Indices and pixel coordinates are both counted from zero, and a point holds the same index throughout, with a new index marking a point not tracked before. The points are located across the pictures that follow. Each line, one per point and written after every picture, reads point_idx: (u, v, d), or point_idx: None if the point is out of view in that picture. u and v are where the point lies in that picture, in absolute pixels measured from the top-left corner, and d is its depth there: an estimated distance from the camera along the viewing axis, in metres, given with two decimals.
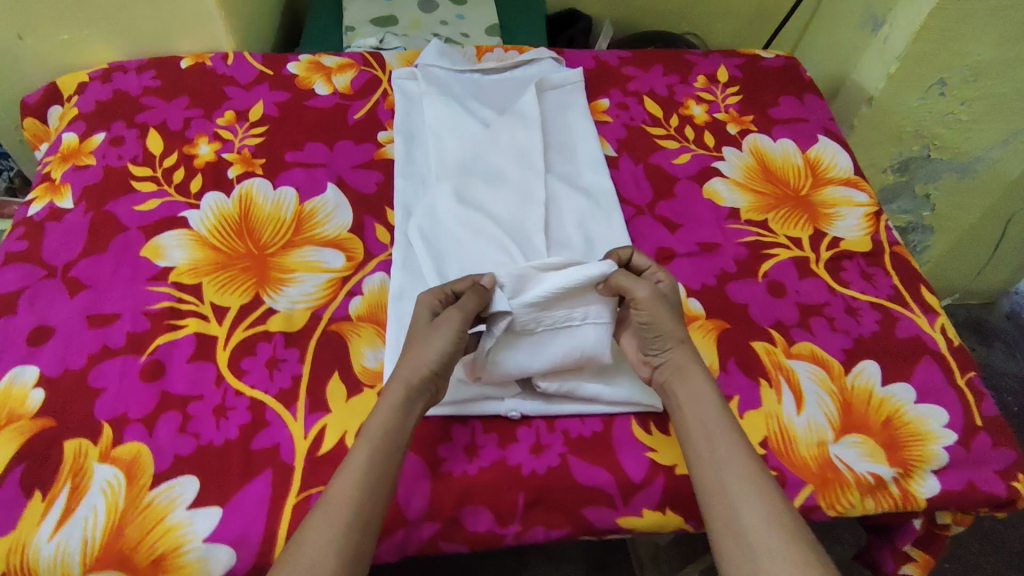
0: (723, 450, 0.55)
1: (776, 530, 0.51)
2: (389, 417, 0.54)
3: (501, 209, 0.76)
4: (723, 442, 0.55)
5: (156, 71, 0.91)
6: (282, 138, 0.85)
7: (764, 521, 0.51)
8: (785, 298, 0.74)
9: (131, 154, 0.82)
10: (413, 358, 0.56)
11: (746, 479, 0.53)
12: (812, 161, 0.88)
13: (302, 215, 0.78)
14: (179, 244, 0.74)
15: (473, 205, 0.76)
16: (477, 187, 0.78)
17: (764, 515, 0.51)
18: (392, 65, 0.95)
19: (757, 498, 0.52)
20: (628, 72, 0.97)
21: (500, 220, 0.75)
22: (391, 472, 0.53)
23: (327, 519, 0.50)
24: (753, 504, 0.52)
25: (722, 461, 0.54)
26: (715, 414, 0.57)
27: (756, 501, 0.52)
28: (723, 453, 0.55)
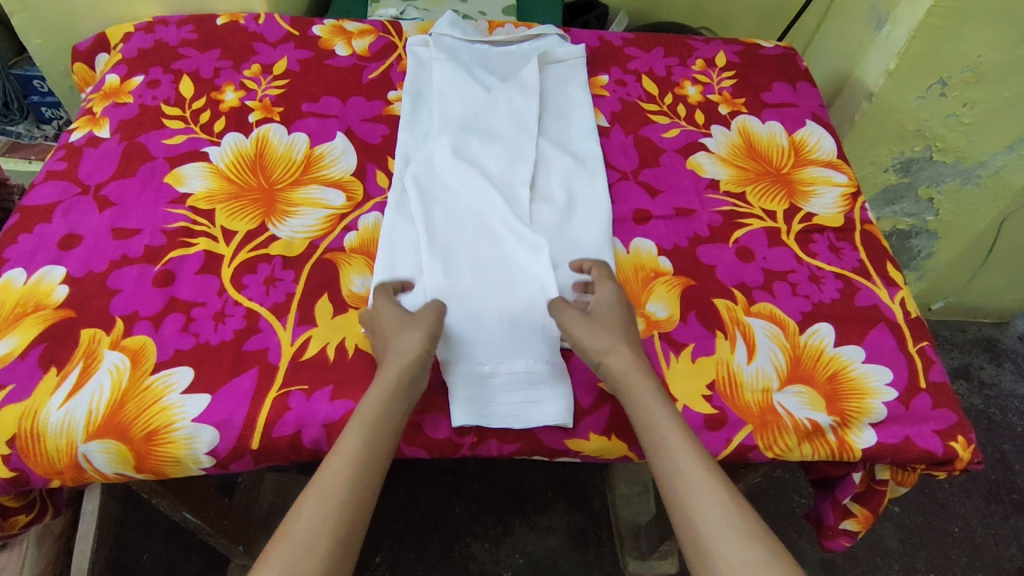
0: (677, 454, 0.56)
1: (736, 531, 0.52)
2: (380, 401, 0.58)
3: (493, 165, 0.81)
4: (675, 445, 0.56)
5: (194, 26, 0.99)
6: (301, 91, 0.92)
7: (727, 525, 0.52)
8: (752, 263, 0.79)
9: (164, 96, 0.90)
10: (401, 352, 0.60)
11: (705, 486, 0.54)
12: (797, 143, 0.93)
13: (311, 158, 0.85)
14: (199, 175, 0.81)
15: (467, 160, 0.81)
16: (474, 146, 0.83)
17: (727, 517, 0.53)
18: (408, 33, 1.02)
19: (709, 501, 0.53)
20: (630, 52, 1.03)
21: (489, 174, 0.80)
22: (384, 449, 0.57)
23: (319, 499, 0.53)
24: (720, 511, 0.53)
25: (683, 468, 0.55)
26: (664, 414, 0.58)
27: (716, 503, 0.53)
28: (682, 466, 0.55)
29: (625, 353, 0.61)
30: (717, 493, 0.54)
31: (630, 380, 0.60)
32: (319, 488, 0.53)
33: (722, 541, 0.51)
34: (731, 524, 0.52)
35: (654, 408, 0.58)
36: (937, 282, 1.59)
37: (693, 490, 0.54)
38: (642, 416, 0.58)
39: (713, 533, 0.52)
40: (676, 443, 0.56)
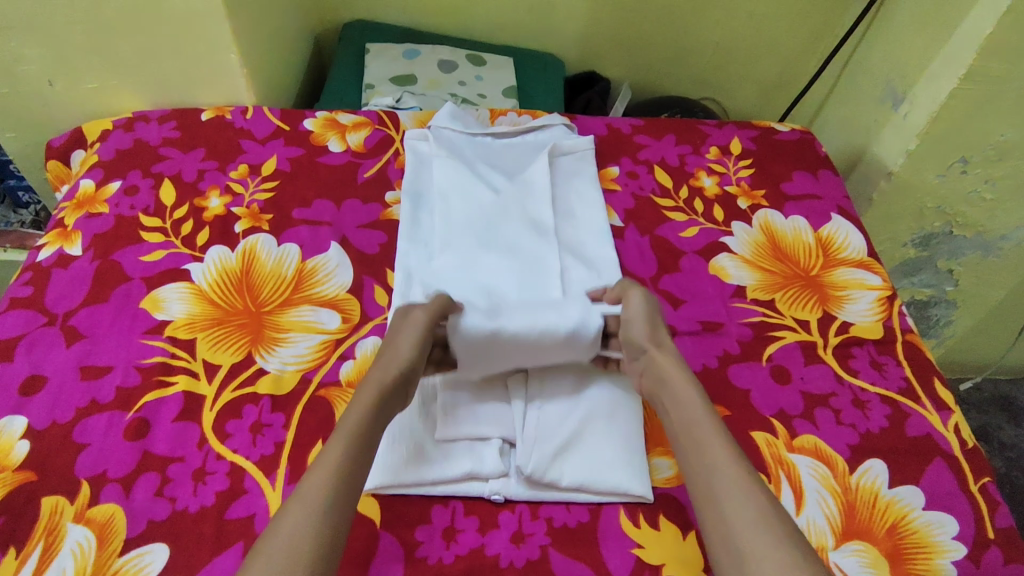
0: (716, 450, 0.54)
1: (764, 531, 0.48)
2: (372, 395, 0.56)
3: (520, 290, 0.74)
4: (715, 442, 0.55)
5: (177, 122, 0.93)
6: (292, 193, 0.86)
7: (765, 521, 0.49)
8: (789, 385, 0.72)
9: (143, 204, 0.83)
10: (396, 353, 0.61)
11: (737, 482, 0.51)
12: (824, 240, 0.87)
13: (302, 273, 0.78)
14: (179, 297, 0.74)
15: (489, 282, 0.75)
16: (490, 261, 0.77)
17: (764, 511, 0.49)
18: (405, 125, 0.97)
19: (745, 497, 0.50)
20: (640, 140, 0.98)
21: (510, 296, 0.73)
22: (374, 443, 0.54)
23: (317, 478, 0.49)
24: (759, 504, 0.50)
25: (719, 457, 0.54)
26: (705, 412, 0.57)
27: (753, 499, 0.50)
28: (711, 460, 0.54)
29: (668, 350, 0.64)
30: (754, 491, 0.51)
31: (674, 378, 0.61)
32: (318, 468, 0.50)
33: (755, 536, 0.48)
34: (768, 520, 0.49)
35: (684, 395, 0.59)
36: (954, 349, 1.52)
37: (728, 485, 0.52)
38: (684, 415, 0.58)
39: (748, 526, 0.49)
40: (712, 439, 0.55)
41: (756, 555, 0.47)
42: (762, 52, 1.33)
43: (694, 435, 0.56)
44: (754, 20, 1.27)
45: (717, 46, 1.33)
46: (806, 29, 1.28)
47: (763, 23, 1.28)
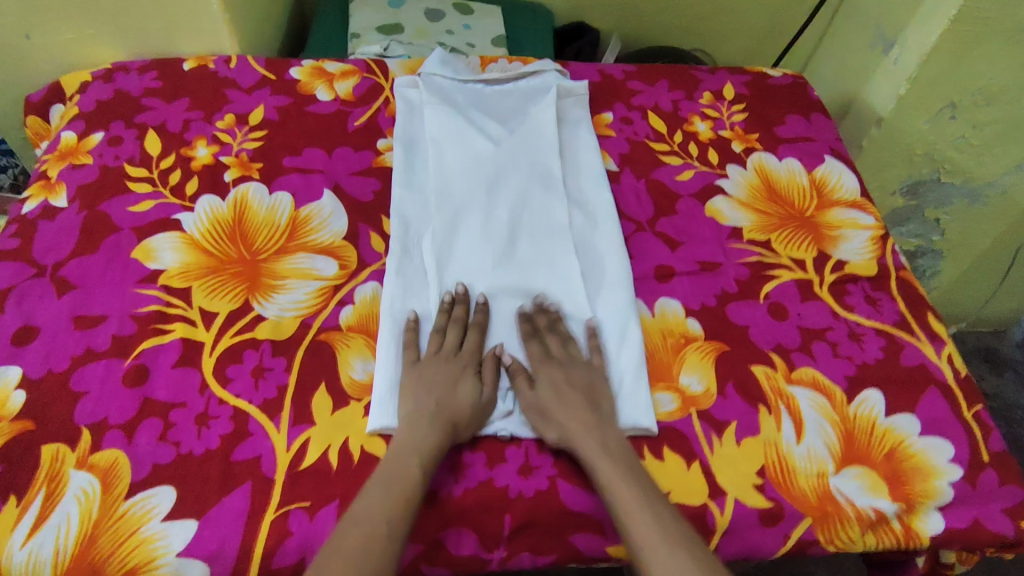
0: (618, 491, 0.54)
1: (649, 530, 0.52)
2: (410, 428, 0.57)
3: (524, 237, 0.75)
4: (588, 454, 0.57)
5: (158, 72, 0.90)
6: (281, 143, 0.84)
7: (648, 520, 0.53)
8: (786, 321, 0.73)
9: (128, 155, 0.81)
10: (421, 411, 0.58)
11: (619, 488, 0.55)
12: (818, 182, 0.87)
13: (296, 221, 0.77)
14: (171, 247, 0.73)
15: (495, 227, 0.75)
16: (495, 210, 0.77)
17: (666, 554, 0.51)
18: (395, 73, 0.95)
19: (629, 499, 0.54)
20: (633, 86, 0.97)
21: (517, 245, 0.74)
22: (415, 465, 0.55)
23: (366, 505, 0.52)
24: (653, 548, 0.51)
25: (617, 499, 0.54)
26: (599, 448, 0.57)
27: (649, 518, 0.53)
28: (600, 475, 0.56)
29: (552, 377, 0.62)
30: (627, 489, 0.54)
31: (573, 434, 0.58)
32: (382, 484, 0.54)
33: (641, 533, 0.52)
34: (652, 520, 0.53)
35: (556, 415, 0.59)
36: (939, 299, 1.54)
37: (635, 534, 0.52)
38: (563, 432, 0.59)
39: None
40: (616, 483, 0.55)
41: (648, 553, 0.51)
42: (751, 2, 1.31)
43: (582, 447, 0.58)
44: None
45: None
46: None
47: None
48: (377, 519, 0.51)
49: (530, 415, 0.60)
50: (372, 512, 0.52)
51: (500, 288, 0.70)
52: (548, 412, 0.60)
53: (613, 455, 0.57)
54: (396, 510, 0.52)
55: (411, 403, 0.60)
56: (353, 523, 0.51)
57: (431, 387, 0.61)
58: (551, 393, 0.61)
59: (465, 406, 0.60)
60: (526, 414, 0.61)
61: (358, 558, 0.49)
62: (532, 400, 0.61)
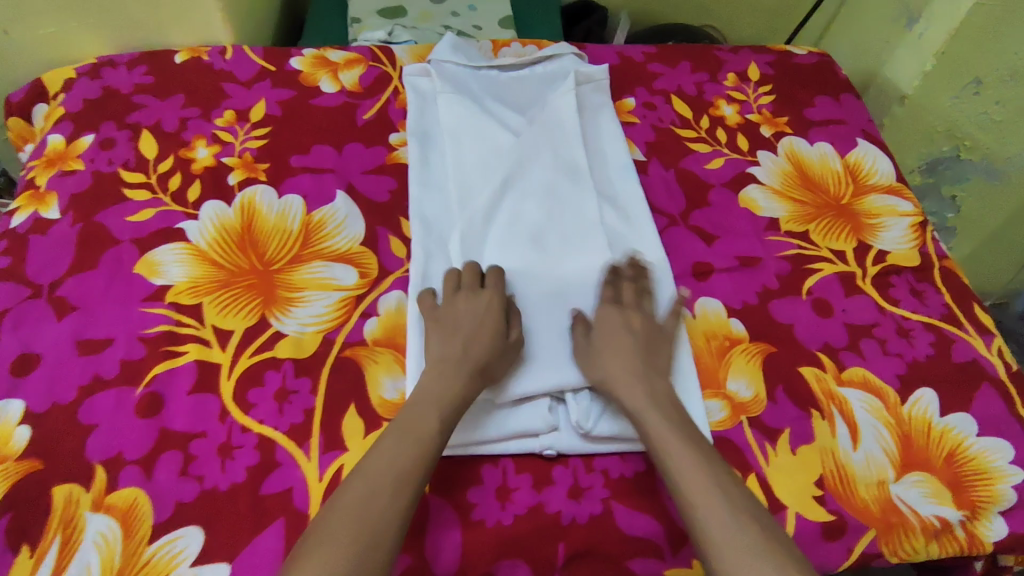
0: (672, 449, 0.52)
1: (724, 509, 0.49)
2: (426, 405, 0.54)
3: (554, 234, 0.71)
4: (652, 420, 0.54)
5: (148, 66, 0.84)
6: (287, 140, 0.79)
7: (716, 499, 0.49)
8: (832, 318, 0.69)
9: (122, 159, 0.75)
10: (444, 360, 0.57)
11: (688, 465, 0.51)
12: (851, 167, 0.84)
13: (309, 226, 0.72)
14: (176, 259, 0.68)
15: (521, 224, 0.71)
16: (524, 204, 0.73)
17: (727, 521, 0.48)
18: (403, 61, 0.89)
19: (697, 470, 0.51)
20: (654, 69, 0.92)
21: (548, 242, 0.70)
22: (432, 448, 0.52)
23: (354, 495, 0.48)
24: (710, 506, 0.49)
25: (669, 456, 0.52)
26: (648, 401, 0.55)
27: (720, 503, 0.49)
28: (660, 443, 0.53)
29: (602, 352, 0.59)
30: (701, 470, 0.51)
31: (619, 382, 0.57)
32: (398, 435, 0.52)
33: (717, 516, 0.48)
34: (727, 498, 0.49)
35: (621, 384, 0.57)
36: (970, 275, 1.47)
37: (698, 511, 0.49)
38: (630, 398, 0.56)
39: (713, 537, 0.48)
40: (666, 438, 0.53)
41: (725, 541, 0.47)
42: None
43: (650, 406, 0.55)
44: None
45: None
46: None
47: None
48: (388, 473, 0.50)
49: (580, 359, 0.60)
50: (385, 461, 0.50)
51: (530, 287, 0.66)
52: (603, 359, 0.58)
53: (674, 423, 0.54)
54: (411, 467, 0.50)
55: (435, 348, 0.58)
56: (359, 475, 0.50)
57: (457, 331, 0.59)
58: (603, 338, 0.60)
59: (487, 343, 0.58)
60: (577, 358, 0.60)
61: (359, 509, 0.47)
62: (585, 343, 0.60)
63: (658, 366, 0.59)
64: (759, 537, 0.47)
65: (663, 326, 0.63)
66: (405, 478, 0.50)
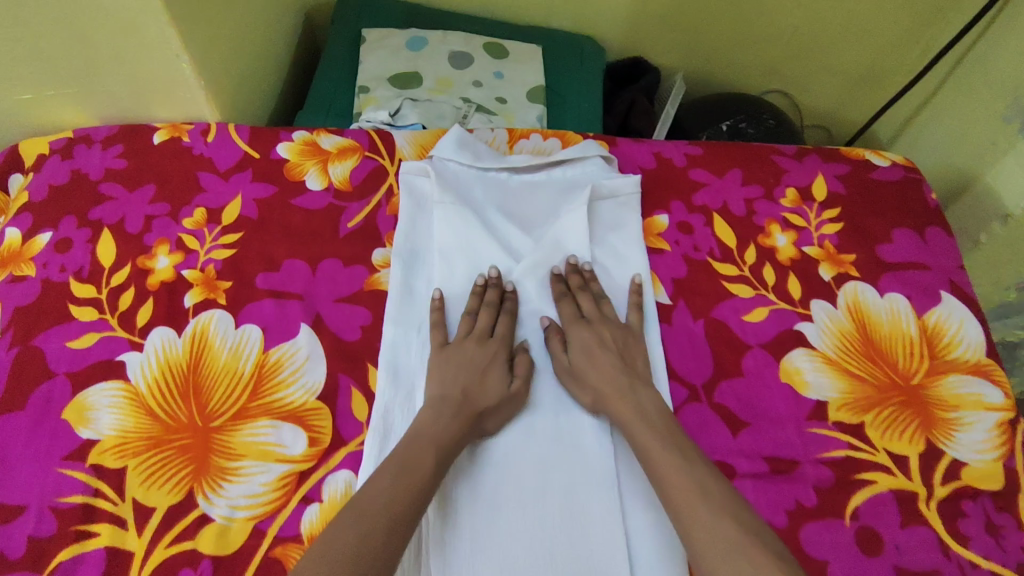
0: (652, 454, 0.53)
1: (704, 510, 0.48)
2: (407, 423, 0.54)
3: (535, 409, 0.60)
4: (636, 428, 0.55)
5: (123, 147, 0.76)
6: (257, 252, 0.69)
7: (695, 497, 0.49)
8: (879, 558, 0.55)
9: (76, 265, 0.68)
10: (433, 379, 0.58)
11: (667, 461, 0.52)
12: (928, 332, 0.68)
13: (263, 369, 0.62)
14: (110, 404, 0.60)
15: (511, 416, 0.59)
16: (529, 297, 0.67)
17: (709, 521, 0.48)
18: (403, 153, 0.78)
19: (680, 469, 0.51)
20: (696, 177, 0.77)
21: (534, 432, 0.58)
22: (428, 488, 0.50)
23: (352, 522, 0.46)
24: (693, 509, 0.49)
25: (653, 462, 0.53)
26: (635, 416, 0.56)
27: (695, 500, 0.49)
28: (641, 440, 0.54)
29: (600, 355, 0.61)
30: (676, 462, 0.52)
31: (607, 392, 0.58)
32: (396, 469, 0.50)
33: (699, 516, 0.48)
34: (706, 495, 0.49)
35: (605, 386, 0.58)
36: None
37: (678, 504, 0.49)
38: (610, 395, 0.58)
39: (701, 545, 0.47)
40: (649, 445, 0.54)
41: (712, 548, 0.46)
42: (850, 41, 1.05)
43: (637, 405, 0.57)
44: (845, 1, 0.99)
45: (795, 32, 1.05)
46: (910, 14, 0.99)
47: (859, 6, 0.99)
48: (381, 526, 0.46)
49: (563, 379, 0.61)
50: (377, 498, 0.47)
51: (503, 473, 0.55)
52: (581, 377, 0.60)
53: (651, 421, 0.55)
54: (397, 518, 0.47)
55: (435, 385, 0.58)
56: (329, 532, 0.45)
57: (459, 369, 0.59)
58: (583, 356, 0.61)
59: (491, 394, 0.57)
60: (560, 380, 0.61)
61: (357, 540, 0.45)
62: (565, 363, 0.61)
63: (640, 372, 0.60)
64: (743, 538, 0.46)
65: (626, 322, 0.65)
66: (403, 525, 0.47)
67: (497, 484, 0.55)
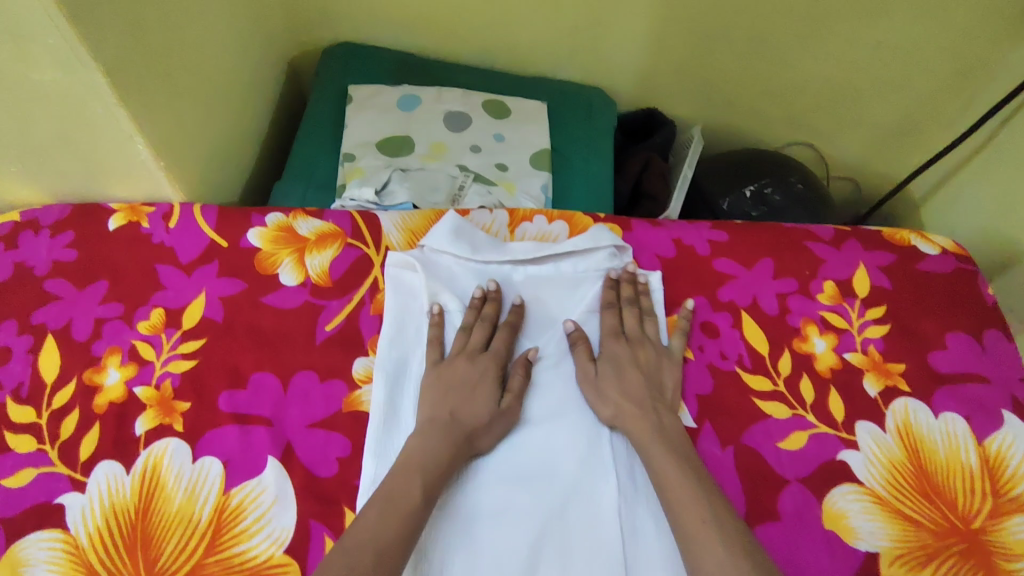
0: (669, 488, 0.51)
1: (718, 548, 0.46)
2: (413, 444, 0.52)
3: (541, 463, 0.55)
4: (652, 449, 0.53)
5: (75, 235, 0.68)
6: (221, 363, 0.61)
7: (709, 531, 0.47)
8: None
9: (13, 381, 0.59)
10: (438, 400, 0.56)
11: (681, 484, 0.50)
12: (990, 461, 0.59)
13: (223, 515, 0.53)
14: (44, 563, 0.51)
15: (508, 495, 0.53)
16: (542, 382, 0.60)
17: (721, 559, 0.45)
18: (390, 241, 0.69)
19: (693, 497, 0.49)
20: (721, 269, 0.69)
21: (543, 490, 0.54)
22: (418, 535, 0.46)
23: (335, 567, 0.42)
24: (710, 544, 0.46)
25: (669, 485, 0.51)
26: (655, 437, 0.54)
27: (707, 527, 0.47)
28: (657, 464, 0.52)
29: (628, 371, 0.59)
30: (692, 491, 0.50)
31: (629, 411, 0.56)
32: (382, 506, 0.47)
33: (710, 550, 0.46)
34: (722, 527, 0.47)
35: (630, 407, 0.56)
36: None
37: (690, 533, 0.47)
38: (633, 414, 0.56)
39: None
40: (668, 471, 0.52)
41: None
42: (885, 93, 0.96)
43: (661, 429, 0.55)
44: (881, 53, 0.90)
45: (825, 82, 0.96)
46: (953, 68, 0.90)
47: (896, 59, 0.90)
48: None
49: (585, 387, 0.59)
50: (374, 531, 0.45)
51: (498, 511, 0.52)
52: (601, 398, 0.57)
53: (671, 444, 0.54)
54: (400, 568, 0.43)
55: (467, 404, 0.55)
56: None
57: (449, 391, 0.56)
58: (611, 369, 0.59)
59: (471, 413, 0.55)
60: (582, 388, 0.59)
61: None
62: (591, 373, 0.59)
63: (670, 398, 0.59)
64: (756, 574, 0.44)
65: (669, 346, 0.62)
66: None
67: (485, 520, 0.52)
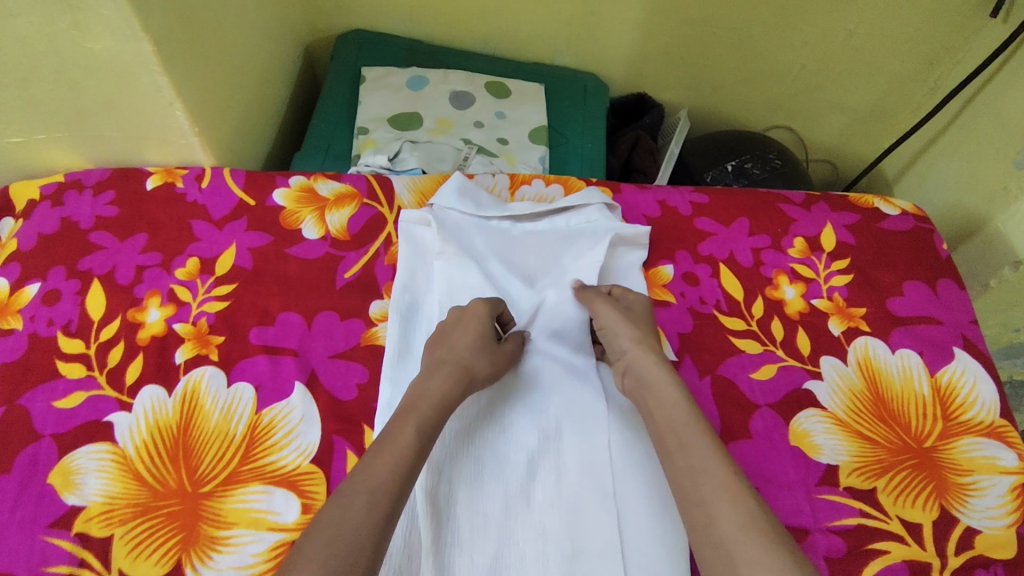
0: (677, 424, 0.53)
1: (726, 499, 0.47)
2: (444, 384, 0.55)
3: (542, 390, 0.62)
4: (663, 401, 0.55)
5: (115, 194, 0.75)
6: (252, 304, 0.68)
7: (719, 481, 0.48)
8: None
9: (63, 318, 0.66)
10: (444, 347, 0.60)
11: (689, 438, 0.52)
12: (941, 390, 0.66)
13: (255, 431, 0.60)
14: (96, 470, 0.57)
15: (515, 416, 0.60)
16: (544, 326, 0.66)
17: (727, 507, 0.47)
18: (402, 202, 0.76)
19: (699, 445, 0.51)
20: (701, 226, 0.76)
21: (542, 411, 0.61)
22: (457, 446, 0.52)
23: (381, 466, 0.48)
24: (717, 493, 0.47)
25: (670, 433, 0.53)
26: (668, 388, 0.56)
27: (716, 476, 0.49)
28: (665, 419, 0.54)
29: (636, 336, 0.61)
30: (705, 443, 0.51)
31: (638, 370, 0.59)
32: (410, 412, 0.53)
33: (724, 498, 0.47)
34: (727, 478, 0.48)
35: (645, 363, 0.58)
36: None
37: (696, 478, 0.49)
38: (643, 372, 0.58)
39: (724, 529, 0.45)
40: (680, 420, 0.53)
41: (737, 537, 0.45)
42: (857, 77, 1.04)
43: (662, 389, 0.56)
44: (851, 41, 0.98)
45: (800, 68, 1.04)
46: (919, 54, 0.98)
47: (865, 45, 0.98)
48: (346, 536, 0.43)
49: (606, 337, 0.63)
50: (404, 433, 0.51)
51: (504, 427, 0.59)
52: (615, 328, 0.62)
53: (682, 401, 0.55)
54: (414, 459, 0.49)
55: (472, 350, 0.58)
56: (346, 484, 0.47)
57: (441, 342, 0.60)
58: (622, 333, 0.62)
59: (471, 347, 0.59)
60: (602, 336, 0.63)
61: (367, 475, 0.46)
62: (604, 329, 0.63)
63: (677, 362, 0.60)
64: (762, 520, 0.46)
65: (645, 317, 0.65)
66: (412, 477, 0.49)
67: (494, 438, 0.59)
